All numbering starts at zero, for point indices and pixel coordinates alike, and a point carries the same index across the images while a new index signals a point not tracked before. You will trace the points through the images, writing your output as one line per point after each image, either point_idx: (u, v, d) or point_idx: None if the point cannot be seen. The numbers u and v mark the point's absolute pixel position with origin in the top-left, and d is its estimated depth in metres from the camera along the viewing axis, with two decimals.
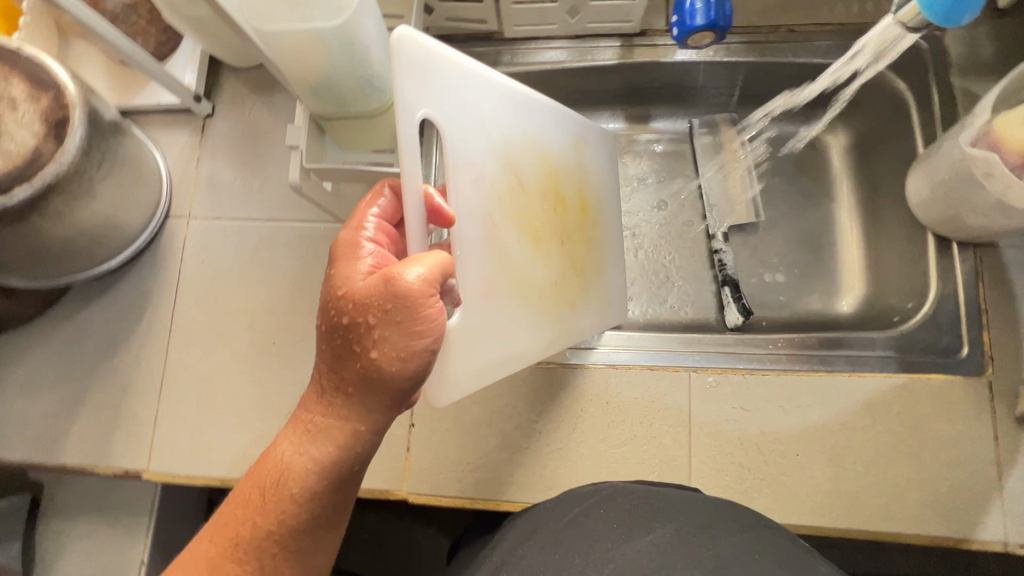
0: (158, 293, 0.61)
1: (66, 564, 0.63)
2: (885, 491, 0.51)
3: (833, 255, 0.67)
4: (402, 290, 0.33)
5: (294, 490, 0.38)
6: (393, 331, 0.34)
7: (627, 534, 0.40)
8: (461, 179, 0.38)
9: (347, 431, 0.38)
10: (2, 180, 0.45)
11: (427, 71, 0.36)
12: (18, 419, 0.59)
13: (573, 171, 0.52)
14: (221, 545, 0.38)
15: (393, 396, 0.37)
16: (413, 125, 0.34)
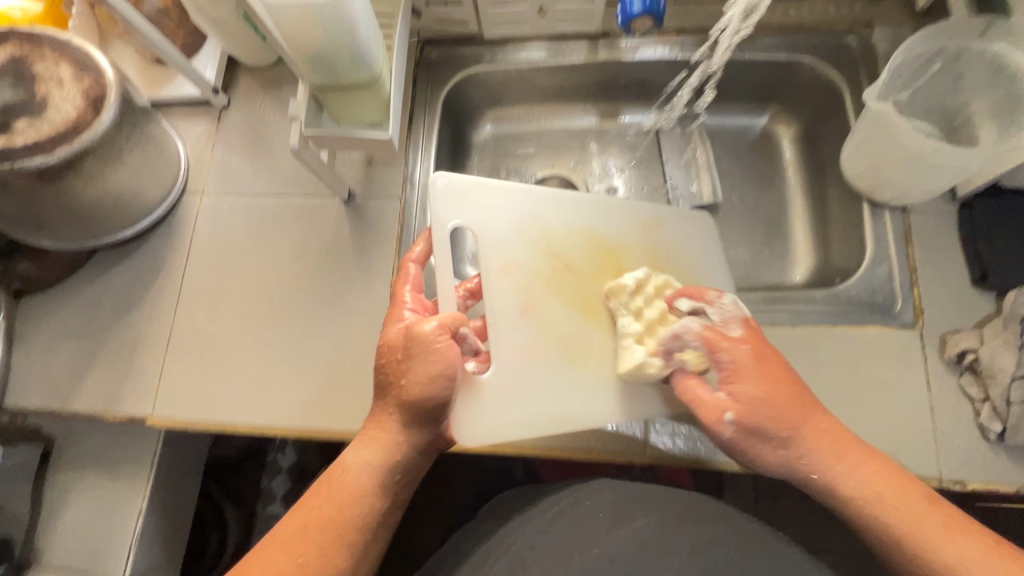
0: (171, 258, 0.67)
1: (67, 515, 0.67)
2: None
3: (787, 234, 0.73)
4: (421, 332, 0.49)
5: (351, 486, 0.50)
6: (413, 362, 0.49)
7: (612, 524, 0.51)
8: (491, 262, 0.57)
9: (389, 440, 0.51)
10: (46, 143, 0.53)
11: (465, 197, 0.58)
12: (40, 368, 0.66)
13: (641, 248, 0.64)
14: (296, 526, 0.49)
15: (423, 414, 0.50)
16: (445, 231, 0.56)
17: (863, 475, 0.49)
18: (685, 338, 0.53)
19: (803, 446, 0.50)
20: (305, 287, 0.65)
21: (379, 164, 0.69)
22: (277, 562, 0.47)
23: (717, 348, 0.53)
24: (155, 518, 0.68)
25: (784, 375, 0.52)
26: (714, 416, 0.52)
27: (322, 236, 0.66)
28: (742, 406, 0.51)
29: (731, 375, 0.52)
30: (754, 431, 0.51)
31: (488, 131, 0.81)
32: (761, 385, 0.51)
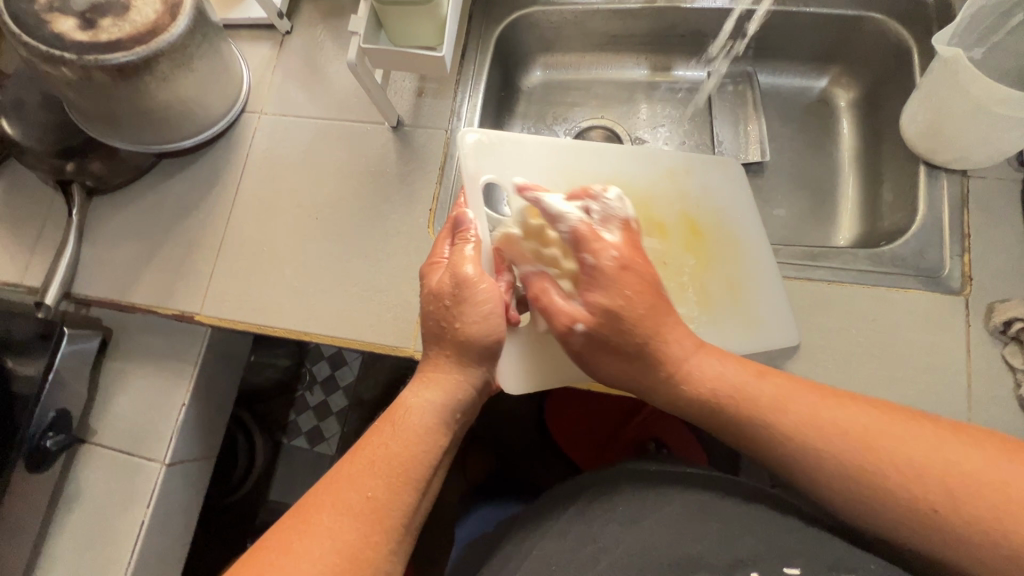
0: (227, 171, 0.72)
1: (117, 401, 0.73)
2: (857, 389, 0.55)
3: (835, 199, 0.72)
4: (472, 276, 0.53)
5: (415, 423, 0.51)
6: (464, 305, 0.53)
7: (637, 517, 0.51)
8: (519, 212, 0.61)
9: (448, 379, 0.53)
10: (127, 40, 0.57)
11: (491, 153, 0.62)
12: (104, 263, 0.71)
13: (672, 199, 0.63)
14: (363, 462, 0.48)
15: (481, 354, 0.54)
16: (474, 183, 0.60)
17: (758, 385, 0.50)
18: (562, 224, 0.52)
19: (667, 348, 0.51)
20: (348, 207, 0.68)
21: (428, 96, 0.71)
22: (348, 494, 0.47)
23: (580, 240, 0.51)
24: (195, 414, 0.74)
25: (645, 284, 0.51)
26: (565, 325, 0.52)
27: (369, 159, 0.69)
28: (590, 316, 0.50)
29: (589, 283, 0.50)
30: (604, 341, 0.51)
31: (537, 77, 0.81)
32: (625, 292, 0.50)
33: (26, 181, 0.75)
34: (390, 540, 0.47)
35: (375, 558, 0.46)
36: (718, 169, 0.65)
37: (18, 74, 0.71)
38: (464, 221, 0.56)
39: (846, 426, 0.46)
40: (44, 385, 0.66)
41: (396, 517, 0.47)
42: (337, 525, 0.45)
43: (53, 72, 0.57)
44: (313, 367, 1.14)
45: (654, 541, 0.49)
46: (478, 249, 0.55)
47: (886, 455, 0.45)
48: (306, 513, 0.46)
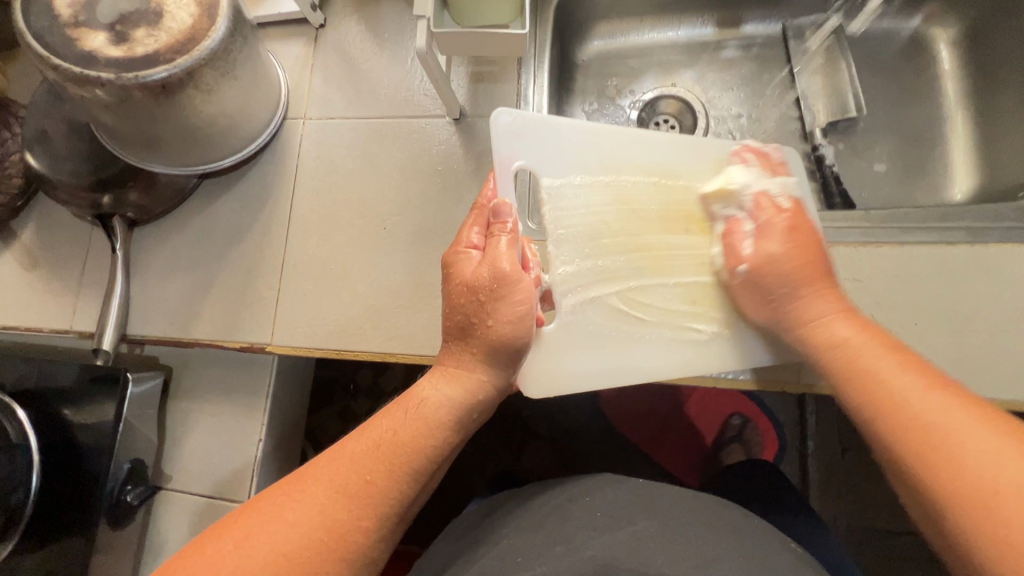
0: (277, 186, 0.66)
1: (187, 443, 0.68)
2: (1013, 359, 0.51)
3: (940, 151, 0.67)
4: (511, 271, 0.47)
5: (427, 415, 0.45)
6: (499, 303, 0.47)
7: (606, 526, 0.53)
8: (553, 203, 0.57)
9: (468, 372, 0.47)
10: (167, 52, 0.50)
11: (525, 132, 0.57)
12: (157, 299, 0.66)
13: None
14: (366, 444, 0.44)
15: (508, 355, 0.48)
16: (506, 169, 0.55)
17: (902, 384, 0.45)
18: (744, 201, 0.58)
19: (803, 301, 0.53)
20: (421, 212, 0.63)
21: (487, 80, 0.65)
22: (345, 474, 0.43)
23: (761, 211, 0.57)
24: (271, 448, 0.69)
25: (813, 243, 0.54)
26: (732, 261, 0.56)
27: (433, 159, 0.64)
28: (757, 259, 0.55)
29: (759, 235, 0.56)
30: (758, 283, 0.55)
31: (595, 47, 0.74)
32: (787, 245, 0.54)
33: (59, 218, 0.70)
34: (380, 527, 0.43)
35: (359, 543, 0.42)
36: (767, 164, 0.63)
37: (38, 102, 0.65)
38: (504, 212, 0.50)
39: (927, 415, 0.43)
40: (115, 435, 0.61)
41: (390, 505, 0.43)
42: (327, 501, 0.41)
43: (87, 95, 0.51)
44: (356, 376, 1.05)
45: (621, 556, 0.50)
46: (514, 243, 0.49)
47: (950, 444, 0.41)
48: (300, 481, 0.43)
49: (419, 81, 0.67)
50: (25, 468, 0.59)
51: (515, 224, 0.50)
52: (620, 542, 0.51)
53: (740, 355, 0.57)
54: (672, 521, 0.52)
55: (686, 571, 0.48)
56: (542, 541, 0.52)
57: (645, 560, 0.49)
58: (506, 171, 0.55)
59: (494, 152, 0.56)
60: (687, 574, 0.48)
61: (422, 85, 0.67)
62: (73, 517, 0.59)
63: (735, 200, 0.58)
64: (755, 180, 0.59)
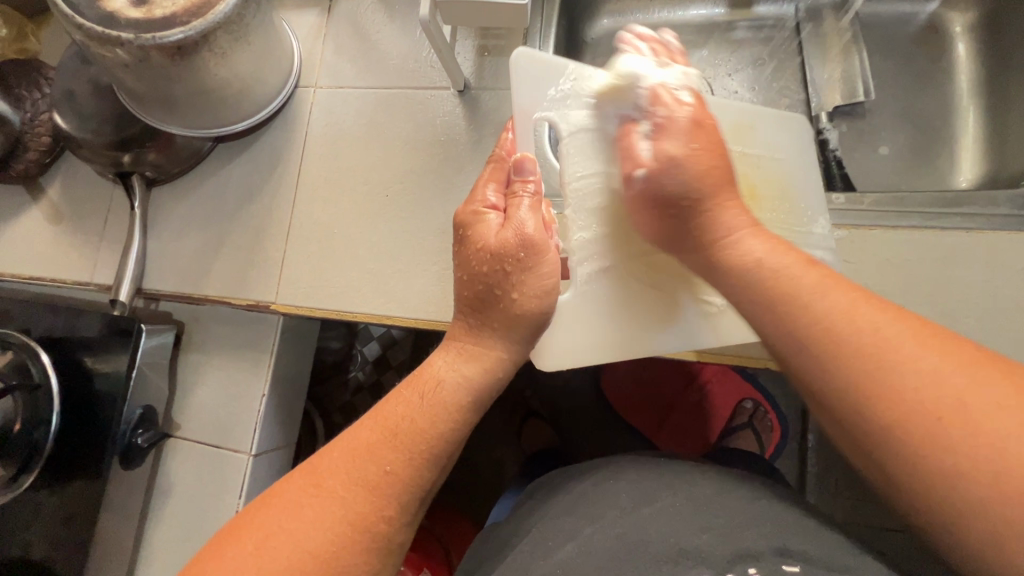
0: (288, 152, 0.69)
1: (195, 394, 0.72)
2: (1001, 344, 0.53)
3: (949, 137, 0.67)
4: (537, 238, 0.46)
5: (445, 399, 0.44)
6: (526, 275, 0.46)
7: (635, 505, 0.48)
8: (571, 161, 0.55)
9: (488, 349, 0.46)
10: (183, 15, 0.52)
11: (546, 82, 0.55)
12: (171, 256, 0.70)
13: (734, 160, 0.58)
14: (380, 433, 0.43)
15: (528, 329, 0.48)
16: (525, 120, 0.55)
17: (848, 323, 0.39)
18: (641, 97, 0.51)
19: (710, 215, 0.47)
20: (423, 180, 0.66)
21: (493, 54, 0.67)
22: (363, 464, 0.41)
23: (661, 106, 0.49)
24: (275, 403, 0.72)
25: (715, 144, 0.48)
26: (629, 170, 0.50)
27: (438, 129, 0.66)
28: (655, 163, 0.48)
29: (658, 133, 0.48)
30: (655, 195, 0.49)
31: (604, 26, 0.75)
32: (691, 145, 0.47)
33: (82, 178, 0.73)
34: (402, 515, 0.42)
35: (384, 532, 0.41)
36: (789, 128, 0.61)
37: (65, 64, 0.68)
38: (526, 168, 0.49)
39: (869, 342, 0.38)
40: (129, 382, 0.64)
41: (411, 491, 0.42)
42: (347, 494, 0.40)
43: (109, 55, 0.53)
44: (364, 349, 1.07)
45: (649, 529, 0.46)
46: (535, 206, 0.48)
47: (883, 375, 0.37)
48: (316, 474, 0.41)
49: (427, 53, 0.68)
50: (46, 406, 0.63)
51: (536, 187, 0.49)
52: (647, 516, 0.46)
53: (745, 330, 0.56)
54: (703, 494, 0.47)
55: (718, 542, 0.44)
56: (567, 526, 0.48)
57: (677, 534, 0.45)
58: (525, 122, 0.55)
59: (517, 99, 0.55)
60: (719, 547, 0.44)
61: (430, 57, 0.68)
62: (87, 458, 0.64)
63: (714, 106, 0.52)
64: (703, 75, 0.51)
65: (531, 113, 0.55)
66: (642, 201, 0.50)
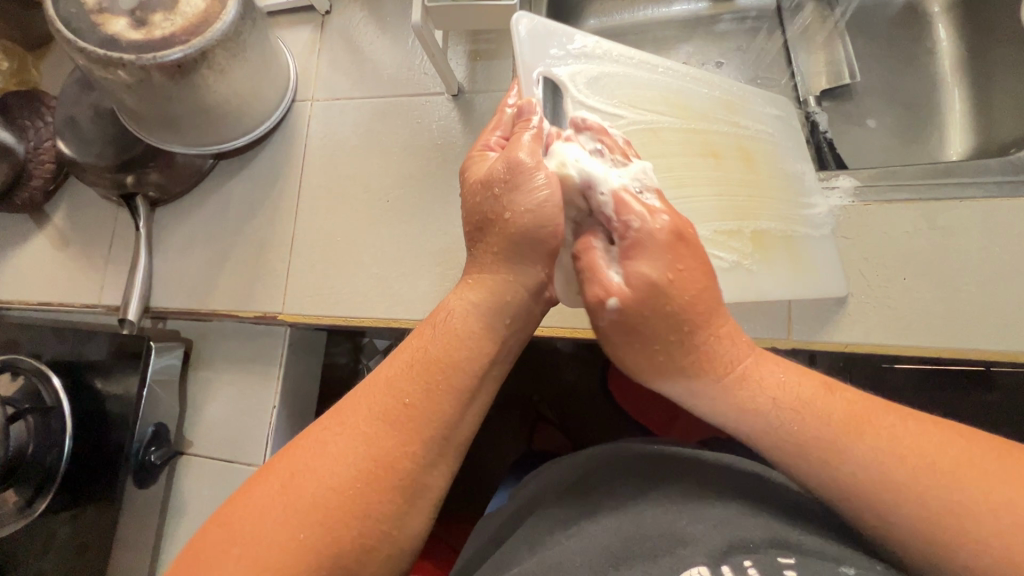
0: (288, 165, 0.70)
1: (203, 411, 0.71)
2: (1005, 309, 0.53)
3: (936, 114, 0.68)
4: (531, 165, 0.45)
5: (458, 327, 0.43)
6: (513, 192, 0.44)
7: (621, 494, 0.47)
8: (574, 117, 0.54)
9: (497, 279, 0.45)
10: (180, 34, 0.54)
11: (548, 40, 0.55)
12: (176, 273, 0.71)
13: (728, 129, 0.60)
14: (398, 369, 0.42)
15: (535, 252, 0.45)
16: (528, 75, 0.53)
17: (875, 415, 0.36)
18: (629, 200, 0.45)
19: (701, 347, 0.42)
20: (422, 184, 0.67)
21: (485, 58, 0.69)
22: (382, 398, 0.40)
23: (631, 220, 0.42)
24: (285, 415, 0.72)
25: (699, 259, 0.43)
26: (597, 297, 0.42)
27: (435, 133, 0.68)
28: (632, 286, 0.41)
29: (633, 247, 0.42)
30: (622, 322, 0.43)
31: (591, 26, 0.76)
32: (667, 255, 0.41)
33: (86, 202, 0.75)
34: (427, 449, 0.40)
35: (410, 468, 0.39)
36: (773, 104, 0.64)
37: (67, 92, 0.69)
38: (526, 109, 0.49)
39: (884, 463, 0.35)
40: (138, 404, 0.65)
41: (435, 425, 0.40)
42: (369, 428, 0.39)
43: (110, 77, 0.54)
44: (370, 362, 1.06)
45: (643, 521, 0.43)
46: (540, 137, 0.47)
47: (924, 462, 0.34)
48: (340, 415, 0.41)
49: (419, 61, 0.70)
50: (59, 430, 0.64)
51: (539, 120, 0.48)
52: (635, 506, 0.45)
53: (754, 288, 0.55)
54: (700, 480, 0.45)
55: (713, 533, 0.40)
56: (556, 523, 0.47)
57: (672, 523, 0.42)
58: (529, 75, 0.53)
59: (518, 53, 0.53)
60: (716, 536, 0.40)
61: (423, 65, 0.70)
62: (101, 478, 0.64)
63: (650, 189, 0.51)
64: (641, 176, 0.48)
65: (532, 68, 0.53)
66: (614, 330, 0.43)
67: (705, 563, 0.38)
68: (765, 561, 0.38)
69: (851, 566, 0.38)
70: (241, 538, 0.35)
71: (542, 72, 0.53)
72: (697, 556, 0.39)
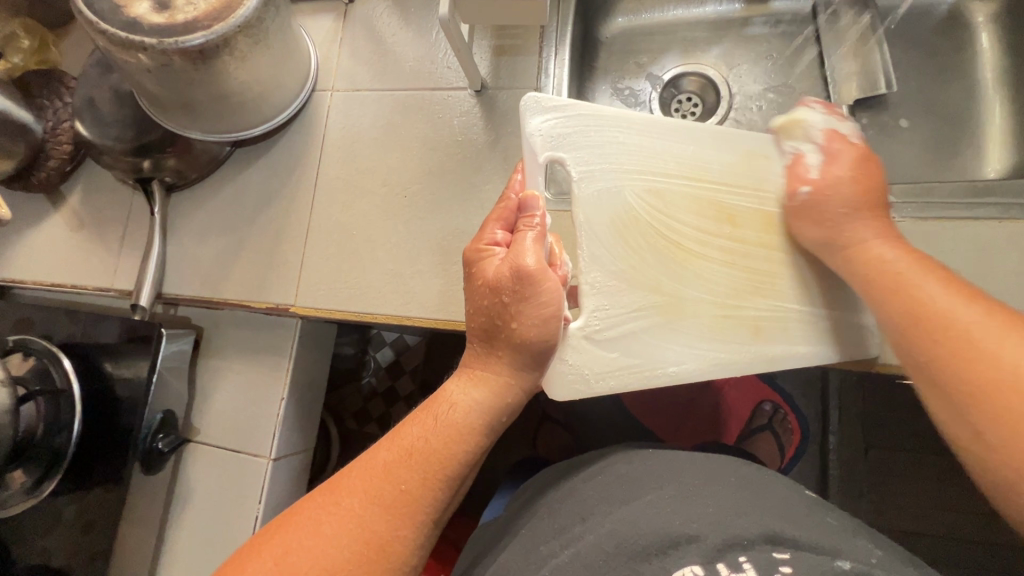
0: (306, 156, 0.69)
1: (210, 400, 0.71)
2: None
3: (975, 130, 0.66)
4: (534, 270, 0.45)
5: (458, 421, 0.44)
6: (524, 304, 0.45)
7: (623, 499, 0.46)
8: (586, 195, 0.53)
9: (501, 378, 0.46)
10: (204, 20, 0.53)
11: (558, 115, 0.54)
12: (190, 260, 0.70)
13: (750, 190, 0.57)
14: (396, 455, 0.43)
15: (535, 357, 0.47)
16: (537, 159, 0.53)
17: (922, 281, 0.46)
18: (815, 134, 0.56)
19: (856, 223, 0.52)
20: (440, 181, 0.66)
21: (510, 53, 0.67)
22: (379, 485, 0.41)
23: (831, 142, 0.55)
24: (293, 407, 0.71)
25: (877, 179, 0.54)
26: (793, 187, 0.56)
27: (454, 129, 0.67)
28: (822, 182, 0.54)
29: (827, 160, 0.55)
30: (807, 210, 0.54)
31: (619, 24, 0.75)
32: (851, 171, 0.54)
33: (102, 183, 0.74)
34: (419, 533, 0.42)
35: (400, 552, 0.41)
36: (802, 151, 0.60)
37: (87, 73, 0.69)
38: (531, 205, 0.49)
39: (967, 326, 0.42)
40: (148, 387, 0.64)
41: (428, 511, 0.42)
42: (364, 513, 0.41)
43: (131, 60, 0.53)
44: (376, 355, 1.05)
45: (638, 522, 0.43)
46: (541, 237, 0.48)
47: (970, 340, 0.42)
48: (334, 493, 0.42)
49: (443, 54, 0.69)
50: (68, 412, 0.64)
51: (542, 218, 0.48)
52: (636, 508, 0.45)
53: (767, 357, 0.55)
54: (691, 482, 0.46)
55: (709, 532, 0.42)
56: (558, 526, 0.46)
57: (666, 525, 0.43)
58: (534, 162, 0.53)
59: (525, 138, 0.54)
60: (712, 533, 0.41)
61: (446, 58, 0.69)
62: (109, 462, 0.64)
63: (800, 133, 0.57)
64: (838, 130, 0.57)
65: (540, 152, 0.54)
66: (797, 215, 0.55)
67: (700, 561, 0.40)
68: (759, 558, 0.40)
69: (841, 558, 0.40)
70: None
71: (547, 156, 0.53)
72: (692, 555, 0.40)
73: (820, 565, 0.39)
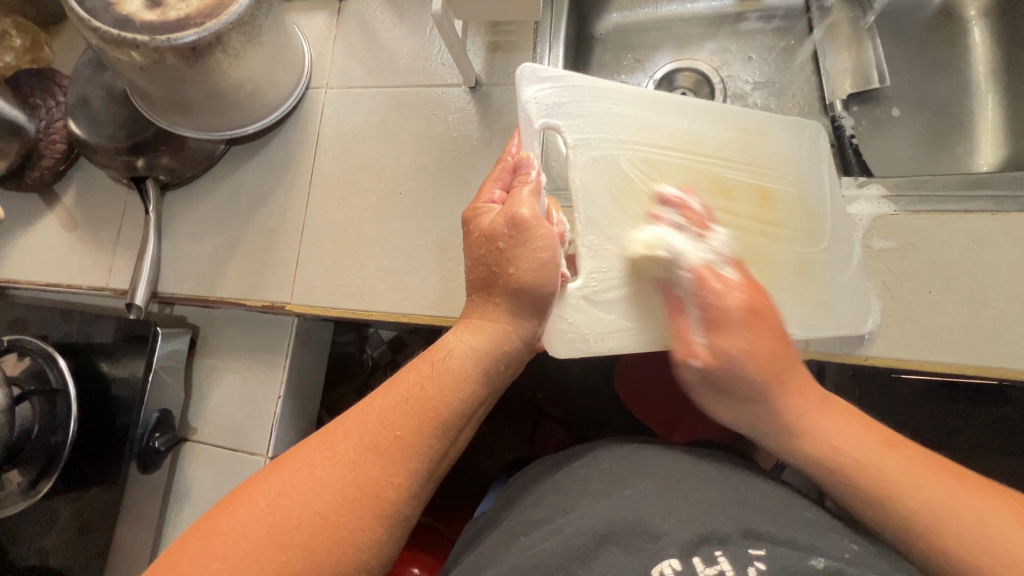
0: (301, 152, 0.69)
1: (206, 399, 0.71)
2: None
3: (968, 123, 0.66)
4: (530, 217, 0.47)
5: (453, 369, 0.45)
6: (520, 248, 0.47)
7: (605, 490, 0.46)
8: (580, 165, 0.53)
9: (497, 329, 0.47)
10: (197, 17, 0.53)
11: (554, 86, 0.54)
12: (185, 258, 0.70)
13: (744, 163, 0.58)
14: (394, 403, 0.43)
15: (534, 304, 0.48)
16: (531, 129, 0.53)
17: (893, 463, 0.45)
18: (679, 273, 0.51)
19: (786, 407, 0.49)
20: (435, 177, 0.66)
21: (504, 50, 0.67)
22: (374, 429, 0.42)
23: (705, 287, 0.50)
24: (289, 406, 0.71)
25: (776, 335, 0.50)
26: (685, 356, 0.51)
27: (449, 125, 0.67)
28: (712, 357, 0.50)
29: (719, 327, 0.50)
30: (716, 377, 0.51)
31: (613, 20, 0.75)
32: (749, 336, 0.49)
33: (96, 182, 0.74)
34: (413, 481, 0.42)
35: (393, 499, 0.41)
36: (799, 131, 0.60)
37: (79, 72, 0.68)
38: (525, 164, 0.50)
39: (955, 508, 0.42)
40: (144, 386, 0.65)
41: (421, 459, 0.42)
42: (358, 457, 0.41)
43: (123, 58, 0.53)
44: (373, 353, 1.05)
45: (618, 512, 0.44)
46: (537, 191, 0.49)
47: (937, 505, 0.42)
48: (330, 438, 0.42)
49: (437, 51, 0.69)
50: (63, 411, 0.64)
51: (538, 174, 0.50)
52: (616, 501, 0.45)
53: None
54: (673, 479, 0.46)
55: (685, 526, 0.42)
56: (539, 518, 0.46)
57: (643, 517, 0.43)
58: (530, 130, 0.53)
59: (521, 106, 0.53)
60: (688, 528, 0.42)
61: (440, 55, 0.68)
62: (106, 462, 0.64)
63: (665, 262, 0.51)
64: (695, 251, 0.51)
65: (535, 121, 0.53)
66: (712, 385, 0.51)
67: (677, 555, 0.40)
68: (735, 555, 0.40)
69: (816, 556, 0.40)
70: (224, 555, 0.36)
71: (542, 125, 0.53)
72: (669, 549, 0.41)
73: (791, 563, 0.40)
